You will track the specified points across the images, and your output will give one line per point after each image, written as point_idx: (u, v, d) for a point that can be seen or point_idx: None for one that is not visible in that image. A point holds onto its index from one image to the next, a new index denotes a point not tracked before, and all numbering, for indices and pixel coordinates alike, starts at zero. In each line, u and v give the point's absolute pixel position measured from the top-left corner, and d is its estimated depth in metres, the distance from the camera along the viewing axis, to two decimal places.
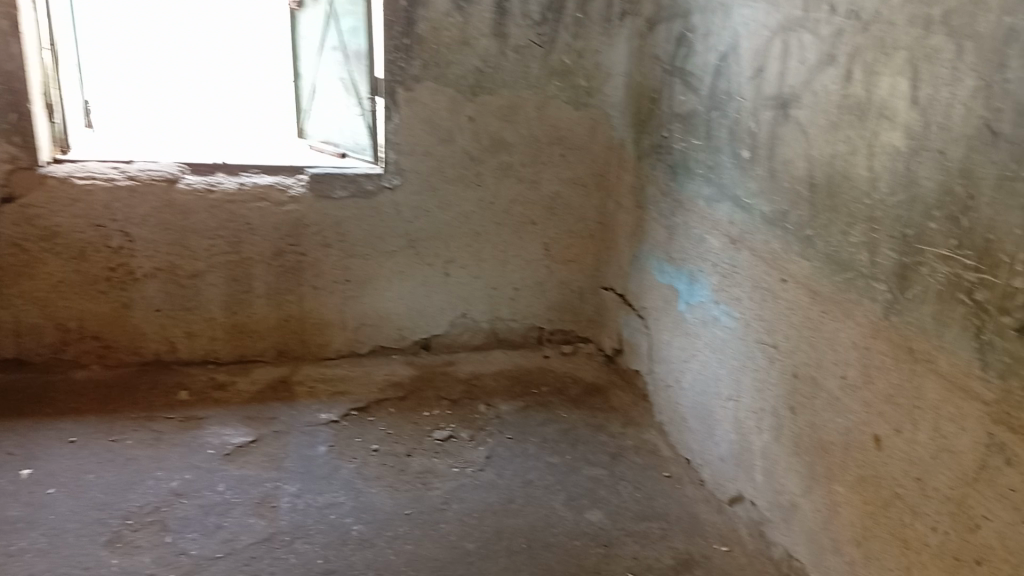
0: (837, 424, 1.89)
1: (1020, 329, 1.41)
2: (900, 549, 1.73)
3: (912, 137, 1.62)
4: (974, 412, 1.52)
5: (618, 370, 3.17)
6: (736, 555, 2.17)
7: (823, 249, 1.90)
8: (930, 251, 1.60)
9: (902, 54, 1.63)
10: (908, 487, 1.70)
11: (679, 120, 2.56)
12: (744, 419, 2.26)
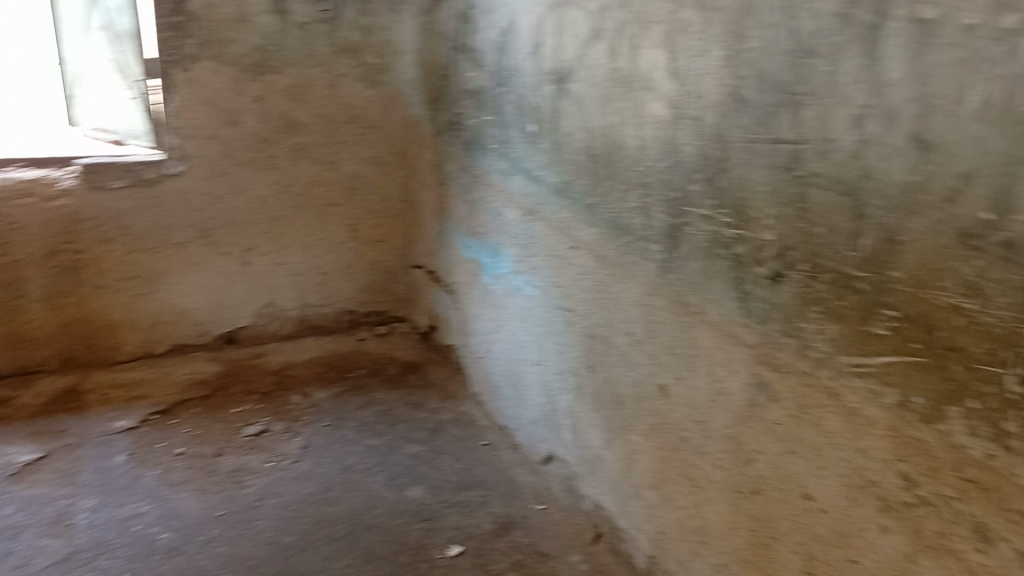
0: (628, 378, 2.08)
1: (772, 277, 1.66)
2: (689, 486, 1.91)
3: (674, 105, 1.86)
4: (742, 355, 1.75)
5: (433, 346, 3.18)
6: (552, 513, 2.30)
7: (605, 216, 2.11)
8: (694, 212, 1.85)
9: (659, 28, 1.87)
10: (693, 430, 1.89)
11: (469, 96, 2.62)
12: (549, 382, 2.37)
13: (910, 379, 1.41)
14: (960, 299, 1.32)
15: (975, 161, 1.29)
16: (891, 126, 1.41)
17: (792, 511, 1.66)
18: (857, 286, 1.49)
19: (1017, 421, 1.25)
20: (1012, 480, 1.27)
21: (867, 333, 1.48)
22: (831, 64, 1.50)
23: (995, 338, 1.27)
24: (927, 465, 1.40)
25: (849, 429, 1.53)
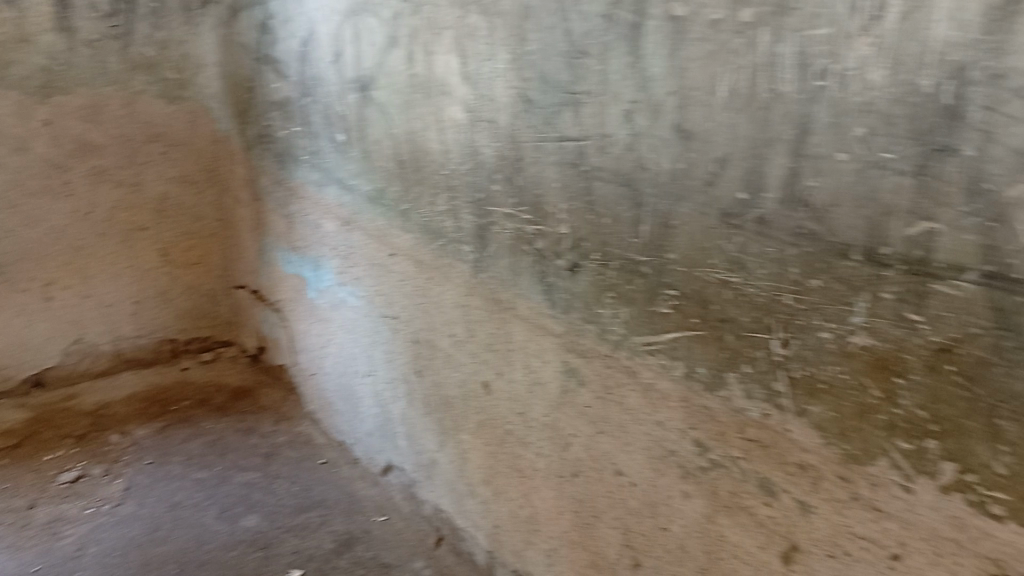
0: (454, 378, 2.12)
1: (570, 269, 1.78)
2: (517, 477, 2.00)
3: (470, 109, 1.91)
4: (550, 346, 1.86)
5: (263, 368, 3.26)
6: (394, 522, 2.37)
7: (417, 221, 2.12)
8: (498, 212, 1.91)
9: (450, 33, 1.90)
10: (516, 423, 1.98)
11: (276, 108, 2.64)
12: (382, 391, 2.37)
13: (693, 351, 1.56)
14: (726, 275, 1.48)
15: (729, 146, 1.44)
16: (656, 118, 1.55)
17: (609, 488, 1.78)
18: (643, 271, 1.64)
19: (784, 380, 1.41)
20: (785, 434, 1.43)
21: (654, 312, 1.63)
22: (602, 63, 1.61)
23: (759, 307, 1.43)
24: (715, 429, 1.54)
25: (648, 404, 1.67)
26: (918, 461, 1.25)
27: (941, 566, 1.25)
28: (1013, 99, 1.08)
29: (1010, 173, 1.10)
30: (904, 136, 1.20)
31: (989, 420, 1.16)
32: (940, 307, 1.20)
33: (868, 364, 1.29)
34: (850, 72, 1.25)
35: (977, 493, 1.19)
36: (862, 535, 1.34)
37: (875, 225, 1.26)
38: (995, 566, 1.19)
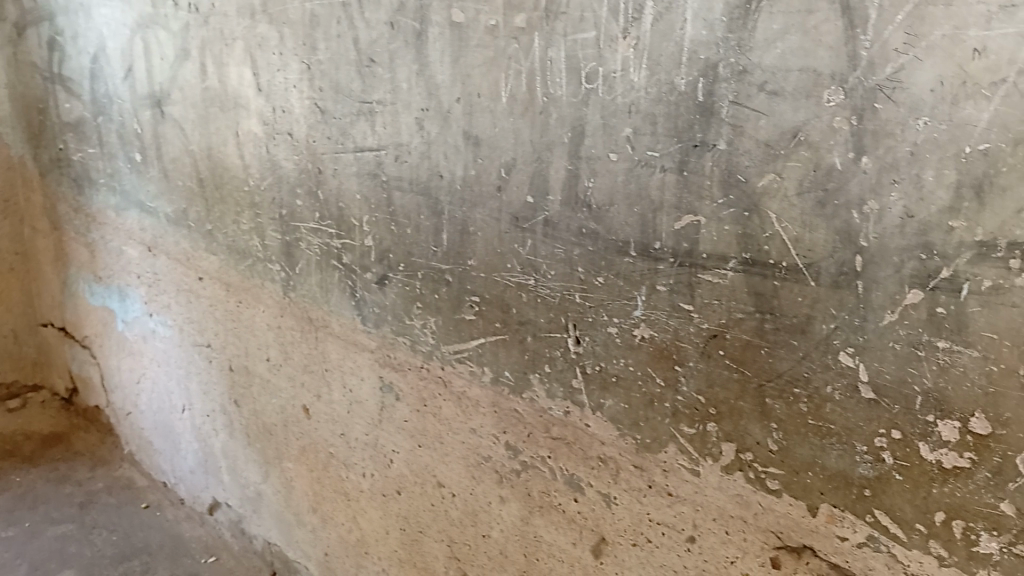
0: (272, 405, 2.09)
1: (378, 282, 1.75)
2: (342, 499, 2.01)
3: (265, 122, 1.85)
4: (365, 363, 1.83)
5: (75, 412, 3.05)
6: (223, 560, 2.36)
7: (223, 241, 2.06)
8: (303, 227, 1.85)
9: (240, 44, 1.83)
10: (338, 445, 1.96)
11: (70, 129, 2.48)
12: (201, 425, 2.34)
13: (498, 355, 1.61)
14: (522, 278, 1.53)
15: (514, 151, 1.47)
16: (445, 126, 1.55)
17: (431, 501, 1.82)
18: (447, 279, 1.64)
19: (580, 377, 1.50)
20: (585, 429, 1.53)
21: (459, 320, 1.65)
22: (391, 70, 1.59)
23: (554, 307, 1.50)
24: (524, 431, 1.61)
25: (461, 413, 1.70)
26: (701, 443, 1.38)
27: (729, 542, 1.39)
28: (756, 95, 1.18)
29: (758, 165, 1.20)
30: (665, 135, 1.29)
31: (759, 399, 1.28)
32: (707, 295, 1.30)
33: (652, 354, 1.40)
34: (615, 74, 1.31)
35: (753, 470, 1.32)
36: (659, 520, 1.46)
37: (647, 222, 1.35)
38: (775, 538, 1.34)
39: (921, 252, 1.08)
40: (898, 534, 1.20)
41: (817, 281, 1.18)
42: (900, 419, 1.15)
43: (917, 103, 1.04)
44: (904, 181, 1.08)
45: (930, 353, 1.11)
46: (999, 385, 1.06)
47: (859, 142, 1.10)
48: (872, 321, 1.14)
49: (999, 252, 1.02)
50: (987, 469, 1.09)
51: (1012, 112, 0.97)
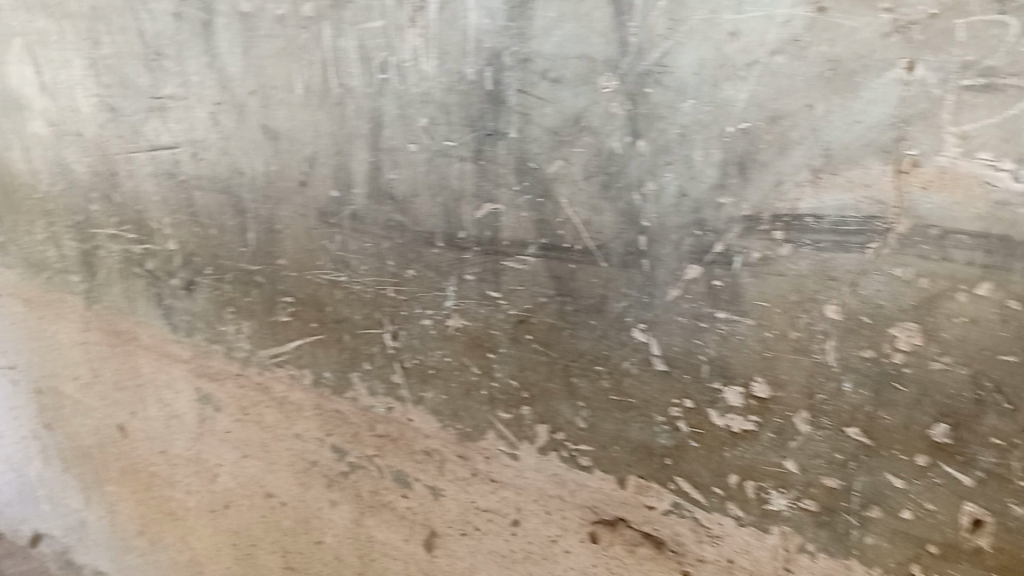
0: (86, 427, 1.99)
1: (186, 287, 1.69)
2: (170, 519, 1.96)
3: (52, 123, 1.72)
4: (180, 374, 1.78)
5: None
6: None
7: (18, 254, 1.91)
8: (101, 234, 1.75)
9: (18, 41, 1.68)
10: (158, 463, 1.91)
11: None
12: (12, 454, 2.19)
13: (317, 357, 1.59)
14: (334, 275, 1.50)
15: (313, 145, 1.43)
16: (242, 120, 1.48)
17: (261, 512, 1.81)
18: (257, 280, 1.60)
19: (399, 371, 1.52)
20: (409, 424, 1.56)
21: (274, 322, 1.61)
22: (180, 63, 1.50)
23: (368, 303, 1.49)
24: (349, 432, 1.62)
25: (284, 418, 1.69)
26: (517, 427, 1.45)
27: (550, 522, 1.48)
28: (539, 82, 1.21)
29: (547, 152, 1.24)
30: (459, 124, 1.29)
31: (566, 379, 1.38)
32: (512, 281, 1.35)
33: (465, 344, 1.44)
34: (405, 63, 1.29)
35: (566, 449, 1.43)
36: (485, 508, 1.53)
37: (450, 212, 1.36)
38: (592, 513, 1.44)
39: (696, 229, 1.18)
40: (699, 499, 1.34)
41: (608, 261, 1.27)
42: (692, 388, 1.27)
43: (683, 86, 1.11)
44: (676, 162, 1.16)
45: (711, 324, 1.22)
46: (774, 349, 1.18)
47: (635, 126, 1.17)
48: (658, 296, 1.25)
49: (763, 224, 1.13)
50: (771, 430, 1.23)
51: (765, 92, 1.06)
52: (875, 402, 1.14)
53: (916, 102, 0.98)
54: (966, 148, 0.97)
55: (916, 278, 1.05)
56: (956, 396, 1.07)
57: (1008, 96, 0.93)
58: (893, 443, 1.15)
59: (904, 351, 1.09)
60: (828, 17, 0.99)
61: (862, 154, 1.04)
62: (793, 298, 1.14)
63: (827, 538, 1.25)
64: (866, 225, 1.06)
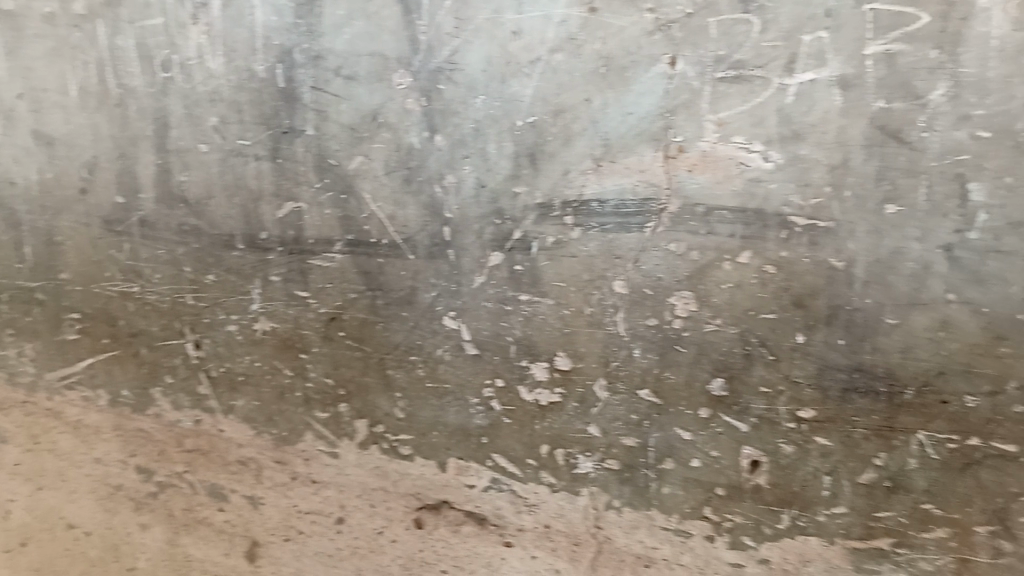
0: None
1: None
2: None
3: None
4: None
5: None
6: None
7: None
8: None
9: None
10: None
11: None
12: None
13: (112, 374, 1.52)
14: (125, 286, 1.47)
15: (93, 149, 1.40)
16: (10, 126, 1.42)
17: (65, 545, 1.61)
18: (37, 298, 1.51)
19: (206, 382, 1.50)
20: (219, 435, 1.53)
21: (61, 341, 1.53)
22: None
23: (164, 313, 1.47)
24: (154, 450, 1.56)
25: (80, 443, 1.58)
26: (336, 425, 1.48)
27: (375, 514, 1.50)
28: (333, 79, 1.28)
29: (346, 148, 1.31)
30: (252, 122, 1.32)
31: (382, 372, 1.43)
32: (319, 280, 1.40)
33: (275, 347, 1.45)
34: (190, 61, 1.31)
35: (386, 441, 1.47)
36: (307, 510, 1.53)
37: (249, 213, 1.38)
38: (416, 500, 1.49)
39: (495, 218, 1.30)
40: (515, 472, 1.43)
41: (415, 253, 1.35)
42: (502, 367, 1.37)
43: (473, 82, 1.24)
44: (473, 155, 1.27)
45: (516, 306, 1.33)
46: (572, 325, 1.32)
47: (432, 122, 1.27)
48: (465, 284, 1.34)
49: (555, 211, 1.27)
50: (574, 399, 1.36)
51: (549, 87, 1.22)
52: (661, 364, 1.31)
53: (679, 93, 1.19)
54: (722, 134, 1.19)
55: (688, 251, 1.24)
56: (728, 352, 1.27)
57: (753, 86, 1.16)
58: (680, 400, 1.32)
59: (682, 318, 1.27)
60: (599, 17, 1.18)
61: (636, 142, 1.22)
62: (585, 277, 1.29)
63: (631, 494, 1.39)
64: (644, 208, 1.24)
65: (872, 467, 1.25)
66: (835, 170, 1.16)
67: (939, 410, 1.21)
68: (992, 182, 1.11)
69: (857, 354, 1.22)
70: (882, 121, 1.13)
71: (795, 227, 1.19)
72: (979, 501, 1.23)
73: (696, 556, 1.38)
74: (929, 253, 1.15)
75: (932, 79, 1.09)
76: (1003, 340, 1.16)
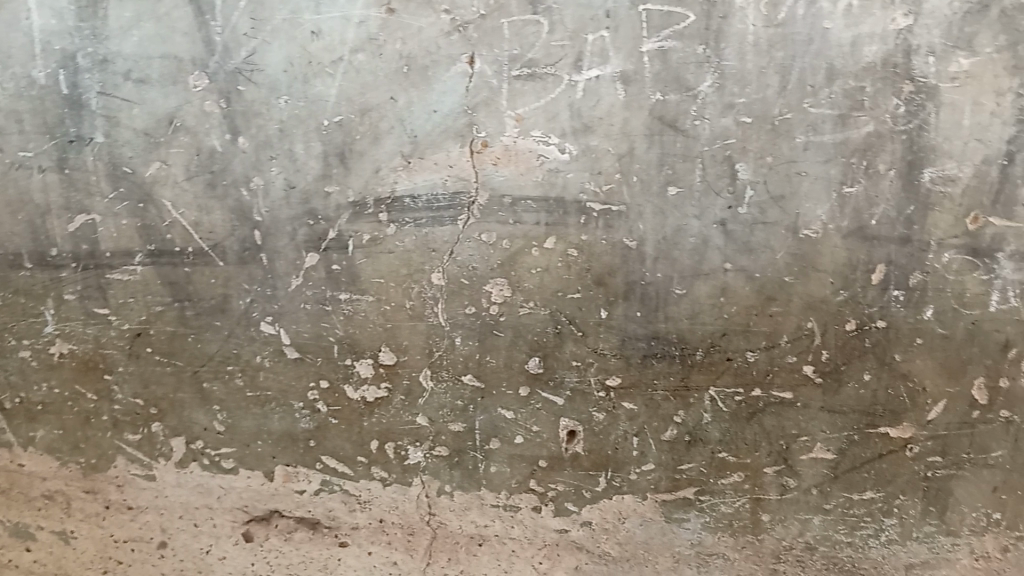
0: None
1: None
2: None
3: None
4: None
5: None
6: None
7: None
8: None
9: None
10: None
11: None
12: None
13: None
14: None
15: None
16: None
17: None
18: None
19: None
20: (20, 471, 1.45)
21: None
22: None
23: None
24: None
25: None
26: (150, 446, 1.44)
27: (200, 534, 1.46)
28: (123, 83, 1.28)
29: (141, 154, 1.31)
30: (34, 132, 1.30)
31: (197, 386, 1.41)
32: (120, 295, 1.36)
33: (76, 369, 1.40)
34: None
35: (207, 456, 1.44)
36: (125, 538, 1.46)
37: (36, 228, 1.34)
38: (243, 513, 1.47)
39: (308, 218, 1.32)
40: (346, 471, 1.45)
41: (224, 260, 1.35)
42: (325, 368, 1.39)
43: (275, 83, 1.27)
44: (280, 156, 1.30)
45: (336, 306, 1.36)
46: (394, 319, 1.36)
47: (233, 123, 1.29)
48: (281, 287, 1.36)
49: (368, 209, 1.32)
50: (400, 392, 1.40)
51: (353, 86, 1.27)
52: (482, 349, 1.38)
53: (479, 91, 1.26)
54: (521, 129, 1.28)
55: (499, 240, 1.32)
56: (541, 333, 1.36)
57: (545, 83, 1.26)
58: (501, 382, 1.39)
59: (498, 304, 1.35)
60: (398, 18, 1.24)
61: (442, 139, 1.29)
62: (403, 271, 1.34)
63: (461, 477, 1.45)
64: (455, 201, 1.31)
65: (673, 425, 1.39)
66: (622, 158, 1.28)
67: (725, 366, 1.36)
68: (755, 163, 1.27)
69: (653, 324, 1.35)
70: (659, 112, 1.26)
71: (592, 212, 1.30)
72: (765, 445, 1.39)
73: (525, 528, 1.47)
74: (706, 228, 1.30)
75: (700, 72, 1.24)
76: (773, 300, 1.32)
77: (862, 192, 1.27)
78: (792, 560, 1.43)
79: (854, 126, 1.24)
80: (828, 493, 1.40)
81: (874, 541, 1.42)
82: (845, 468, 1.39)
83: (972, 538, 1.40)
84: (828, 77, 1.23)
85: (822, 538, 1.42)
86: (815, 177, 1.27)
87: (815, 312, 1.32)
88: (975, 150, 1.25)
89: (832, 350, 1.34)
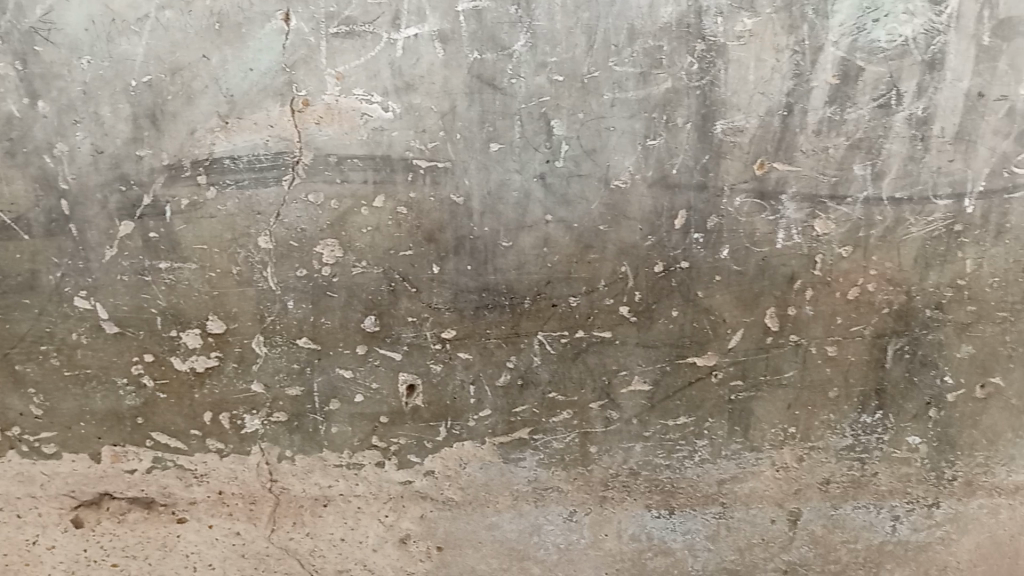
0: None
1: None
2: None
3: None
4: None
5: None
6: None
7: None
8: None
9: None
10: None
11: None
12: None
13: None
14: None
15: None
16: None
17: None
18: None
19: None
20: None
21: None
22: None
23: None
24: None
25: None
26: None
27: (24, 525, 1.46)
28: None
29: None
30: None
31: (9, 369, 1.39)
32: None
33: None
34: None
35: (26, 443, 1.43)
36: None
37: None
38: (70, 499, 1.46)
39: (120, 185, 1.31)
40: (180, 445, 1.45)
41: (30, 234, 1.33)
42: (148, 342, 1.39)
43: (75, 42, 1.25)
44: (86, 120, 1.28)
45: (156, 276, 1.36)
46: (220, 287, 1.37)
47: (30, 87, 1.26)
48: (95, 260, 1.34)
49: (186, 172, 1.31)
50: (232, 360, 1.41)
51: (161, 45, 1.26)
52: (316, 311, 1.39)
53: (297, 49, 1.28)
54: (343, 87, 1.30)
55: (326, 201, 1.34)
56: (375, 291, 1.39)
57: (365, 41, 1.28)
58: (337, 342, 1.41)
59: (329, 265, 1.37)
60: None
61: (261, 98, 1.29)
62: (227, 236, 1.34)
63: (301, 441, 1.47)
64: (278, 161, 1.32)
65: (505, 370, 1.47)
66: (445, 116, 1.32)
67: (550, 312, 1.45)
68: (569, 119, 1.35)
69: (483, 276, 1.41)
70: (478, 70, 1.31)
71: (419, 169, 1.34)
72: (589, 382, 1.50)
73: (369, 484, 1.51)
74: (527, 182, 1.37)
75: (513, 32, 1.30)
76: (590, 248, 1.42)
77: (664, 144, 1.38)
78: (618, 486, 1.56)
79: (655, 82, 1.34)
80: (647, 422, 1.53)
81: (689, 461, 1.56)
82: (660, 398, 1.52)
83: (773, 451, 1.57)
84: (630, 36, 1.32)
85: (644, 463, 1.55)
86: (623, 131, 1.37)
87: (628, 256, 1.43)
88: (760, 103, 1.38)
89: (644, 291, 1.45)
